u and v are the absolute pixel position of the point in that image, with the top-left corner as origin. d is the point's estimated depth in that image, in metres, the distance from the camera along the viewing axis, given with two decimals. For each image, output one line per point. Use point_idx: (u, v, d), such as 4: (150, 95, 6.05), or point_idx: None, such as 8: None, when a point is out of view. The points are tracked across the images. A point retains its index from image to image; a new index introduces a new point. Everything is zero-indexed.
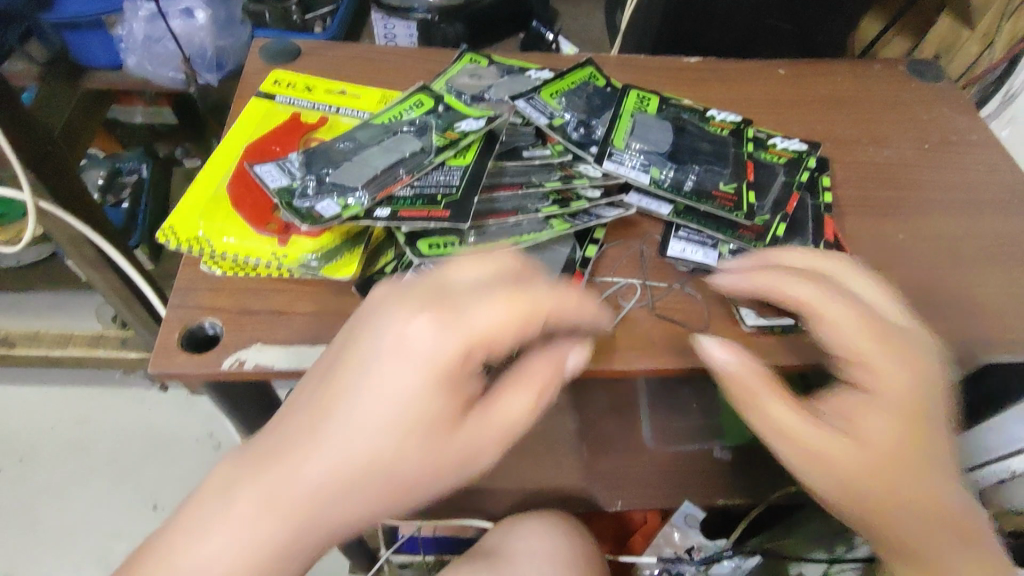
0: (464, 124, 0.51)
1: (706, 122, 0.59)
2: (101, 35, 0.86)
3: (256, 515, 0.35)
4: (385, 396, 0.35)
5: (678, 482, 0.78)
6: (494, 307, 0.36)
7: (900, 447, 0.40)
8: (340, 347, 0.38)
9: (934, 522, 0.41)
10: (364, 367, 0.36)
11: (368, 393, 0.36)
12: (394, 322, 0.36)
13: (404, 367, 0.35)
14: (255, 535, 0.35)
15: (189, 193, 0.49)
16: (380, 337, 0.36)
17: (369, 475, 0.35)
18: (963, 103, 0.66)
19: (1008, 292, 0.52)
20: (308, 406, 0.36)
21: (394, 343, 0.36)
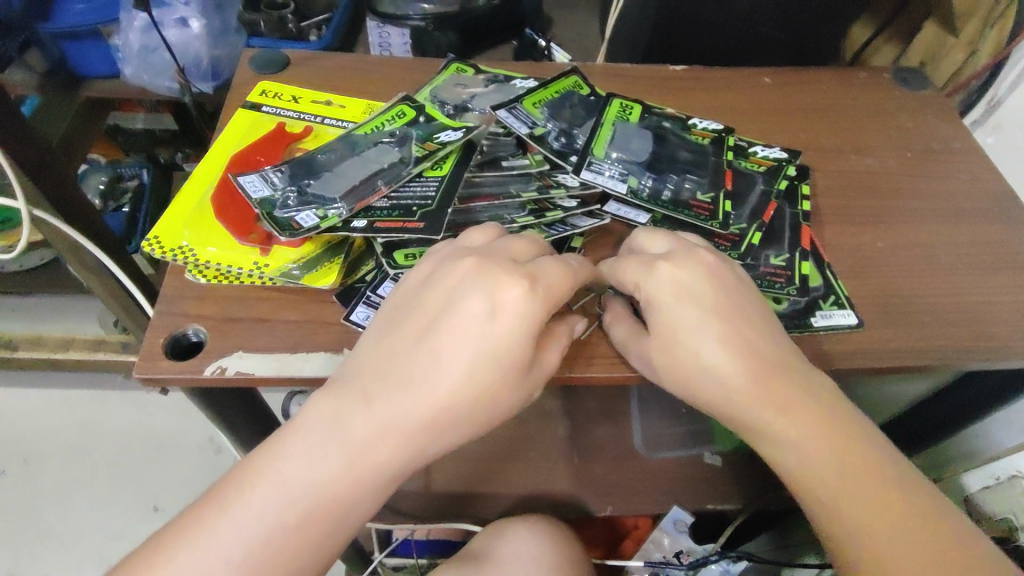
0: (443, 135, 0.52)
1: (688, 131, 0.59)
2: (99, 45, 0.90)
3: (354, 447, 0.38)
4: (476, 340, 0.39)
5: (667, 487, 0.78)
6: (554, 271, 0.41)
7: (704, 340, 0.41)
8: (413, 297, 0.42)
9: (762, 407, 0.41)
10: (455, 329, 0.39)
11: (455, 352, 0.39)
12: (476, 278, 0.40)
13: (498, 324, 0.39)
14: (355, 464, 0.38)
15: (175, 202, 0.50)
16: (464, 298, 0.40)
17: (451, 415, 0.39)
18: (947, 111, 0.67)
19: (987, 300, 0.52)
20: (396, 353, 0.40)
21: (482, 295, 0.39)
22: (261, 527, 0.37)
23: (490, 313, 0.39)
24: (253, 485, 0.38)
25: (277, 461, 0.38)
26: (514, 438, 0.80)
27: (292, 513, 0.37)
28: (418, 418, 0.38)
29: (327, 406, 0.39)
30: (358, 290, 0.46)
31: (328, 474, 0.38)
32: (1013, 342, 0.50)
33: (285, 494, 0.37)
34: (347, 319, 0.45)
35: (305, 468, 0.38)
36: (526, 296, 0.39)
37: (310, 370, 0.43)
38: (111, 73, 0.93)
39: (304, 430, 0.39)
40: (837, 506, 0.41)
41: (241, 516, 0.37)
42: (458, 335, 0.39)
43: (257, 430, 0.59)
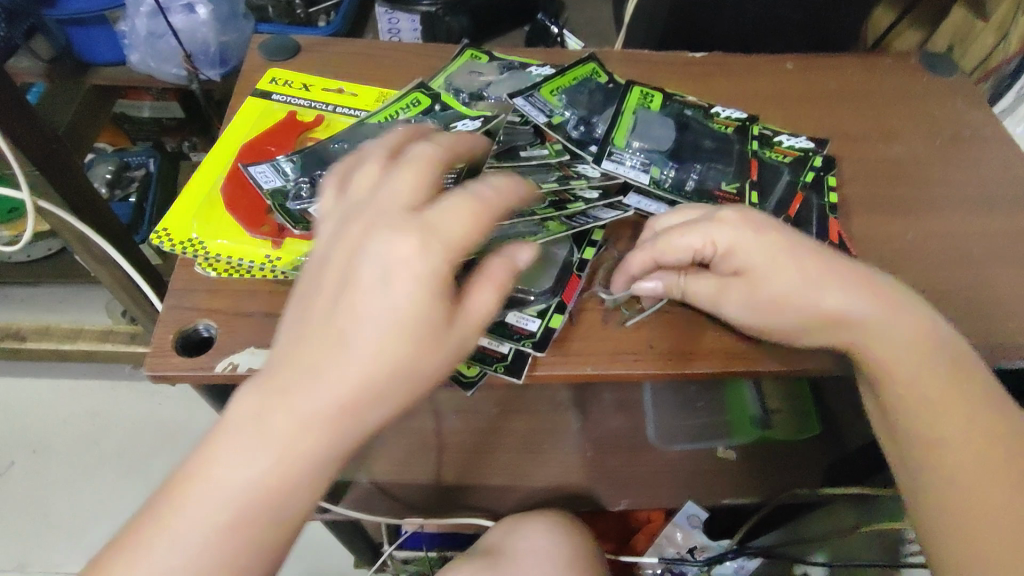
0: (460, 124, 0.50)
1: (711, 119, 0.57)
2: (106, 31, 0.88)
3: (270, 457, 0.30)
4: (377, 314, 0.30)
5: (683, 482, 0.77)
6: (452, 206, 0.32)
7: (803, 268, 0.42)
8: (319, 265, 0.33)
9: (877, 328, 0.41)
10: (343, 304, 0.31)
11: (352, 332, 0.30)
12: (388, 243, 0.31)
13: (397, 288, 0.30)
14: (272, 474, 0.30)
15: (183, 193, 0.48)
16: (350, 270, 0.31)
17: (377, 400, 0.31)
18: (977, 97, 0.65)
19: (1021, 292, 0.51)
20: (302, 330, 0.31)
21: (378, 260, 0.31)
22: (164, 567, 0.29)
23: (386, 278, 0.30)
24: (152, 521, 0.30)
25: (173, 507, 0.30)
26: (528, 431, 0.79)
27: (207, 541, 0.29)
28: (331, 419, 0.30)
29: (239, 407, 0.30)
30: None
31: (239, 492, 0.30)
32: None
33: (189, 532, 0.29)
34: None
35: (218, 486, 0.30)
36: (418, 249, 0.31)
37: None
38: (117, 60, 0.91)
39: (209, 440, 0.30)
40: (933, 418, 0.41)
41: (140, 559, 0.29)
42: (366, 298, 0.30)
43: None
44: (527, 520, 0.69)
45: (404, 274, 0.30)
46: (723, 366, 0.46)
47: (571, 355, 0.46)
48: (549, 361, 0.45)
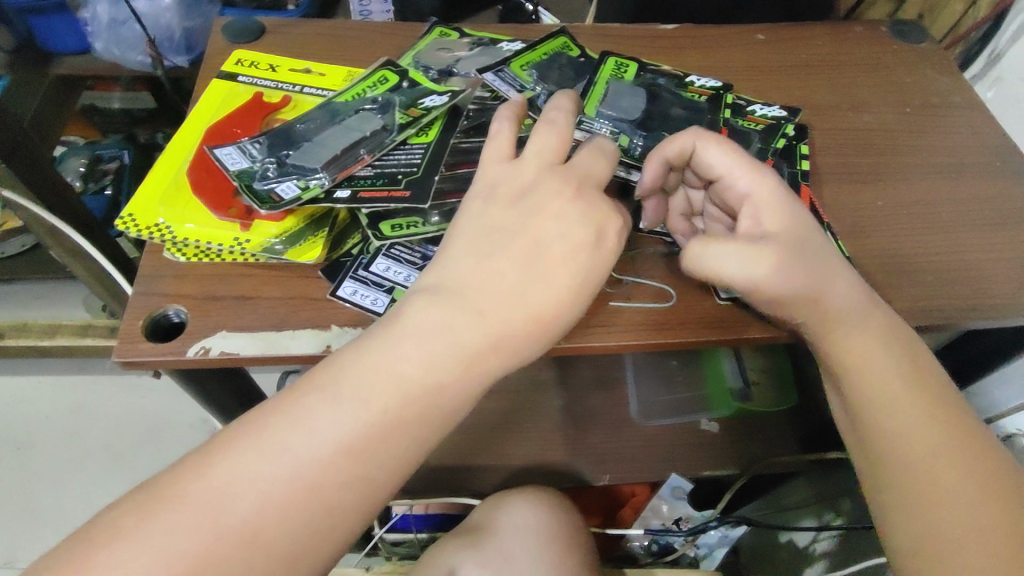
0: (428, 100, 0.50)
1: (684, 88, 0.58)
2: (68, 19, 0.86)
3: (477, 353, 0.37)
4: (576, 266, 0.40)
5: (666, 455, 0.77)
6: (595, 161, 0.43)
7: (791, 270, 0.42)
8: (499, 210, 0.41)
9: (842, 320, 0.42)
10: (541, 252, 0.40)
11: (548, 275, 0.39)
12: (576, 203, 0.41)
13: (593, 251, 0.40)
14: (465, 371, 0.37)
15: (148, 179, 0.48)
16: (557, 228, 0.40)
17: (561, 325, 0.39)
18: (946, 64, 0.65)
19: (986, 255, 0.51)
20: (483, 259, 0.40)
21: (589, 224, 0.40)
22: (353, 426, 0.35)
23: (594, 242, 0.40)
24: (355, 389, 0.36)
25: (368, 372, 0.36)
26: (511, 410, 0.79)
27: (409, 412, 0.36)
28: (521, 337, 0.38)
29: (434, 313, 0.38)
30: (346, 265, 0.45)
31: (435, 379, 0.37)
32: (1013, 300, 0.49)
33: (382, 403, 0.36)
34: (334, 294, 0.43)
35: (418, 371, 0.36)
36: (591, 202, 0.41)
37: (298, 348, 0.41)
38: (82, 49, 0.89)
39: (411, 333, 0.37)
40: (892, 405, 0.42)
41: (331, 415, 0.35)
42: (547, 237, 0.40)
43: (245, 409, 0.57)
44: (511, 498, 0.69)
45: (588, 219, 0.41)
46: (696, 337, 0.46)
47: None
48: None
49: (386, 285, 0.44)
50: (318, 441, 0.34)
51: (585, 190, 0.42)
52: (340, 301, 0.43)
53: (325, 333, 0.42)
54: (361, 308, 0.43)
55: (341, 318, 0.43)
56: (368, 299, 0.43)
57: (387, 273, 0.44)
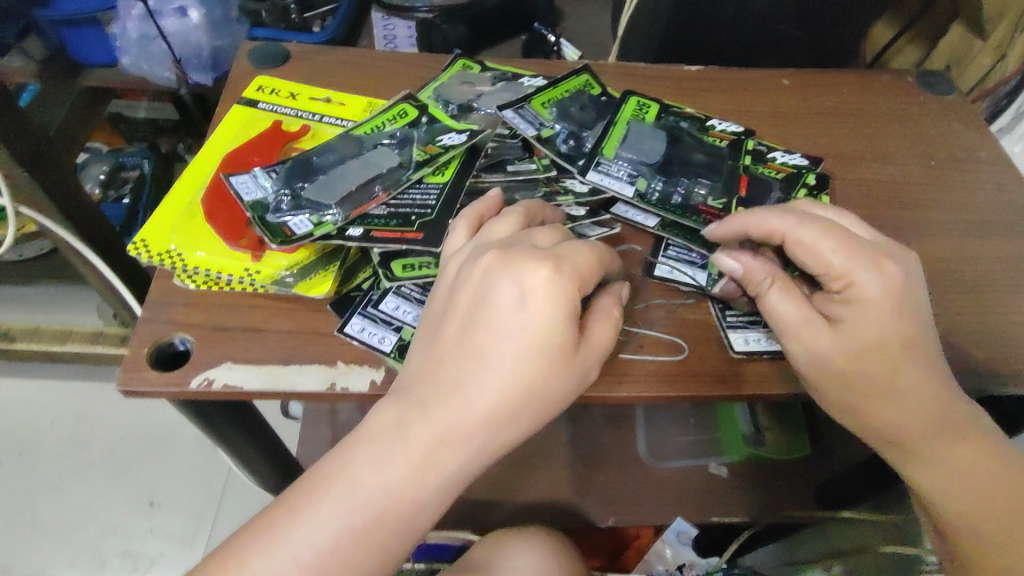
0: (446, 138, 0.49)
1: (706, 132, 0.57)
2: (99, 33, 0.88)
3: (451, 453, 0.36)
4: (514, 332, 0.36)
5: (672, 499, 0.75)
6: (541, 234, 0.41)
7: (845, 377, 0.41)
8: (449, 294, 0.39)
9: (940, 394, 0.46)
10: (482, 328, 0.37)
11: (492, 348, 0.36)
12: (504, 263, 0.38)
13: (530, 310, 0.36)
14: (419, 469, 0.35)
15: (163, 204, 0.47)
16: (498, 294, 0.37)
17: (539, 413, 0.37)
18: (973, 117, 0.64)
19: (1012, 319, 0.50)
20: (441, 359, 0.38)
21: (513, 283, 0.37)
22: (326, 543, 0.34)
23: (523, 299, 0.36)
24: (325, 506, 0.35)
25: (327, 482, 0.36)
26: (516, 444, 0.78)
27: (359, 522, 0.35)
28: (498, 431, 0.36)
29: (382, 416, 0.37)
30: (355, 300, 0.44)
31: (384, 481, 0.35)
32: None
33: (353, 523, 0.35)
34: (341, 330, 0.43)
35: (367, 478, 0.35)
36: (514, 258, 0.38)
37: (303, 385, 0.41)
38: (111, 62, 0.90)
39: (369, 454, 0.36)
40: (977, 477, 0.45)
41: (307, 534, 0.34)
42: (506, 321, 0.36)
43: (248, 435, 0.56)
44: (511, 538, 0.68)
45: (545, 298, 0.37)
46: (709, 390, 0.45)
47: None
48: None
49: (395, 324, 0.43)
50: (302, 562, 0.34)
51: (513, 250, 0.38)
52: (346, 338, 0.43)
53: (330, 369, 0.42)
54: (368, 346, 0.42)
55: (348, 356, 0.42)
56: (375, 337, 0.42)
57: (396, 312, 0.43)
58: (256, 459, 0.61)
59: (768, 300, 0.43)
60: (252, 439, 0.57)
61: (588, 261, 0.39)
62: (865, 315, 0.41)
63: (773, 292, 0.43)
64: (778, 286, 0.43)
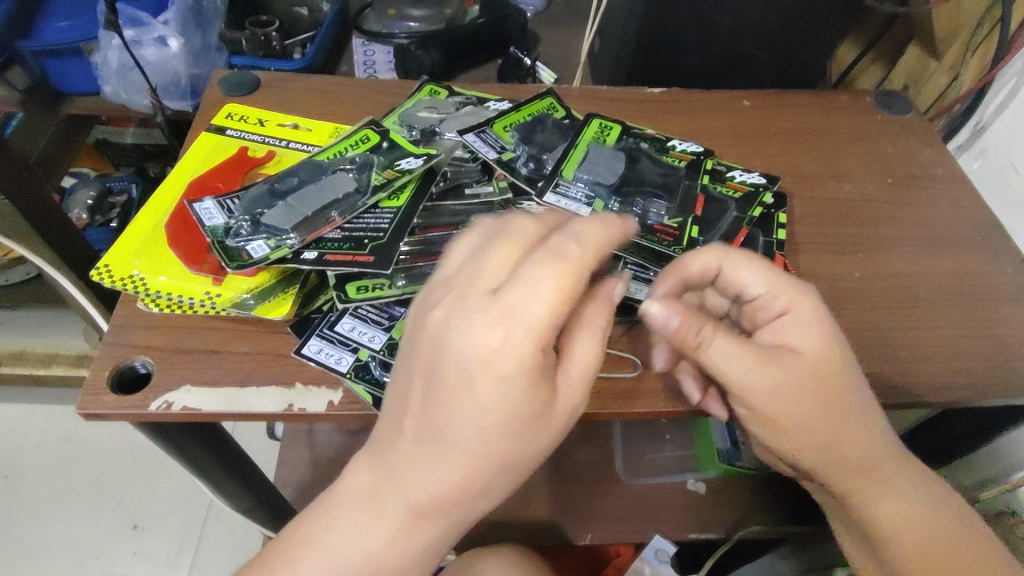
0: (405, 162, 0.51)
1: (665, 153, 0.59)
2: (82, 62, 0.88)
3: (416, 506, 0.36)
4: (484, 409, 0.33)
5: (650, 516, 0.75)
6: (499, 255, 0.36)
7: (800, 405, 0.42)
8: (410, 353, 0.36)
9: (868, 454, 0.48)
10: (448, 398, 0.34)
11: (460, 423, 0.34)
12: (454, 317, 0.34)
13: (497, 385, 0.33)
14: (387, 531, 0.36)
15: (128, 230, 0.48)
16: (460, 359, 0.33)
17: (502, 469, 0.35)
18: (929, 136, 0.66)
19: (963, 333, 0.51)
20: (404, 423, 0.36)
21: (471, 353, 0.33)
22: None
23: (490, 371, 0.33)
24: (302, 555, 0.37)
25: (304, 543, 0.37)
26: None
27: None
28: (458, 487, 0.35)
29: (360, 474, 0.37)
30: (314, 322, 0.45)
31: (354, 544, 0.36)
32: (991, 379, 0.48)
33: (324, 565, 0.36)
34: (298, 351, 0.43)
35: (336, 540, 0.37)
36: (463, 316, 0.33)
37: (260, 406, 0.41)
38: (92, 89, 0.91)
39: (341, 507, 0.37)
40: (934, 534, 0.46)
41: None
42: (466, 387, 0.33)
43: (217, 459, 0.57)
44: (485, 556, 0.68)
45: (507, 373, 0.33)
46: (660, 407, 0.46)
47: None
48: None
49: (351, 345, 0.44)
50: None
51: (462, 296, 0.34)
52: (304, 359, 0.43)
53: (288, 391, 0.42)
54: (324, 367, 0.43)
55: (306, 377, 0.43)
56: (332, 358, 0.43)
57: (352, 333, 0.45)
58: (227, 482, 0.61)
59: (713, 346, 0.41)
60: (222, 461, 0.57)
61: (560, 312, 0.33)
62: (813, 347, 0.42)
63: (718, 339, 0.41)
64: (717, 329, 0.41)
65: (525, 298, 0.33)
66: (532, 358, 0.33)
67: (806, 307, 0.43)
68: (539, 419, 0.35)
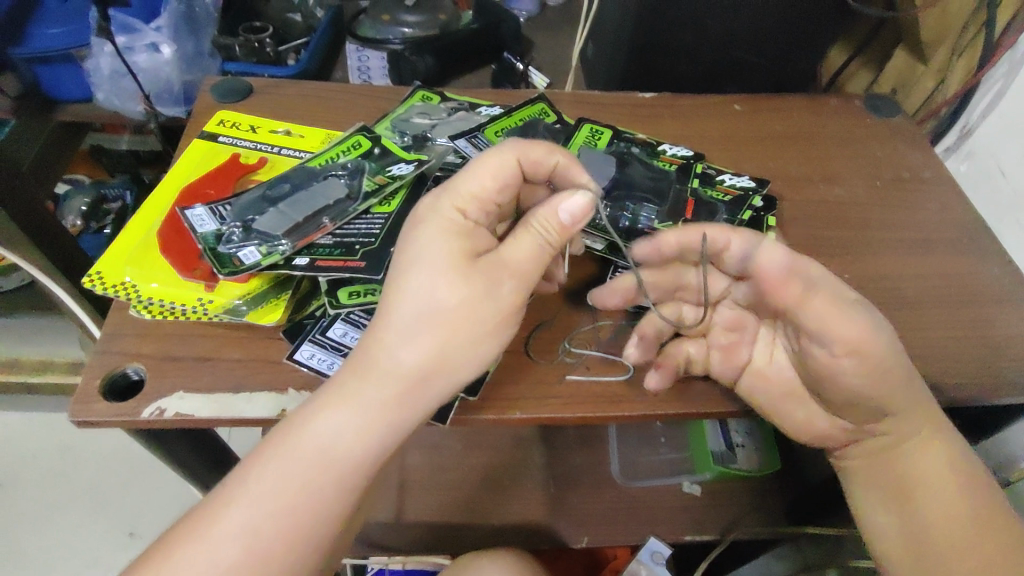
0: (396, 168, 0.52)
1: (655, 157, 0.59)
2: (72, 68, 0.87)
3: (369, 366, 0.39)
4: (428, 263, 0.39)
5: (645, 519, 0.75)
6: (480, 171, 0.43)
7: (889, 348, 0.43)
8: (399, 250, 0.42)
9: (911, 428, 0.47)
10: (406, 258, 0.40)
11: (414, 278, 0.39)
12: (432, 207, 0.42)
13: (439, 245, 0.40)
14: (357, 418, 0.38)
15: (120, 237, 0.49)
16: (425, 231, 0.41)
17: (451, 326, 0.39)
18: (918, 138, 0.66)
19: (950, 334, 0.51)
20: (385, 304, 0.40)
21: (434, 222, 0.41)
22: (278, 484, 0.38)
23: (442, 233, 0.41)
24: (278, 448, 0.38)
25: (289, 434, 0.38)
26: (489, 467, 0.78)
27: (296, 470, 0.38)
28: (411, 347, 0.39)
29: (343, 370, 0.40)
30: (306, 327, 0.45)
31: (328, 438, 0.38)
32: (978, 379, 0.49)
33: (302, 459, 0.38)
34: (291, 357, 0.44)
35: (319, 436, 0.38)
36: (438, 203, 0.42)
37: (251, 412, 0.42)
38: (84, 97, 0.92)
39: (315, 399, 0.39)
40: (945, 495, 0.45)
41: (265, 475, 0.38)
42: (422, 252, 0.40)
43: (211, 465, 0.57)
44: (481, 560, 0.68)
45: (438, 221, 0.41)
46: (652, 411, 0.46)
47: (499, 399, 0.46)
48: (477, 405, 0.45)
49: (343, 350, 0.44)
50: (274, 500, 0.37)
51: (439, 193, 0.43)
52: (296, 364, 0.44)
53: (280, 397, 0.42)
54: (317, 372, 0.43)
55: (297, 383, 0.43)
56: (324, 364, 0.44)
57: (345, 339, 0.45)
58: (220, 488, 0.61)
59: (814, 305, 0.43)
60: (215, 467, 0.57)
61: (484, 175, 0.42)
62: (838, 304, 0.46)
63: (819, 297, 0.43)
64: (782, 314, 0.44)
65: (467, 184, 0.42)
66: (455, 212, 0.41)
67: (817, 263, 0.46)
68: (472, 269, 0.40)
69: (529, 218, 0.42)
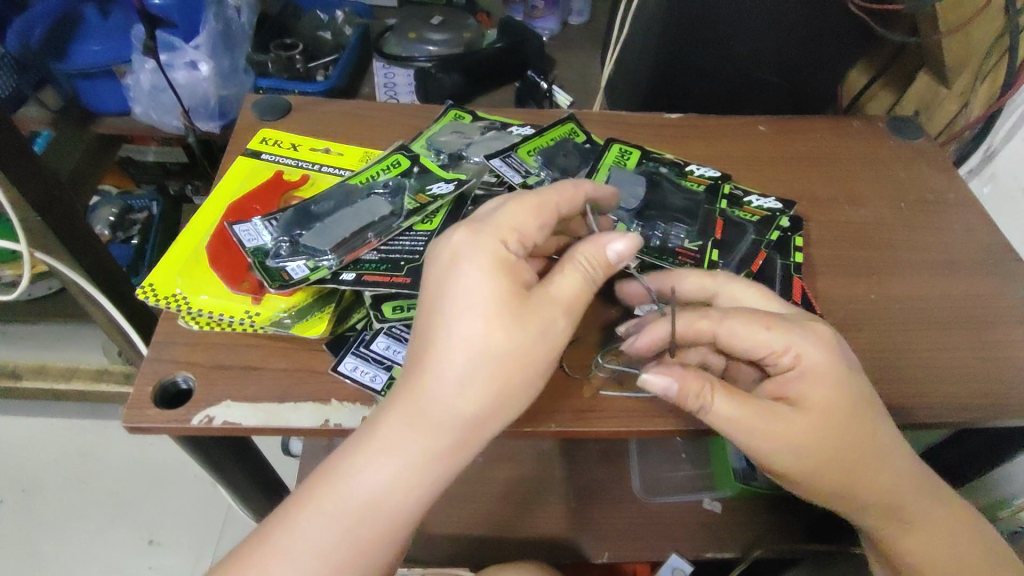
0: (435, 187, 0.54)
1: (684, 177, 0.61)
2: (111, 83, 0.91)
3: (419, 413, 0.38)
4: (474, 305, 0.39)
5: (667, 534, 0.75)
6: (522, 210, 0.42)
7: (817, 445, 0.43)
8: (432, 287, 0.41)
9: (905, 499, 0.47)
10: (448, 303, 0.39)
11: (456, 327, 0.39)
12: (470, 243, 0.41)
13: (481, 288, 0.39)
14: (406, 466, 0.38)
15: (170, 251, 0.51)
16: (466, 270, 0.40)
17: (504, 371, 0.38)
18: (942, 161, 0.67)
19: (977, 356, 0.52)
20: (427, 354, 0.39)
21: (475, 260, 0.40)
22: (323, 539, 0.37)
23: (484, 272, 0.39)
24: (323, 498, 0.38)
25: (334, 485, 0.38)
26: (511, 479, 0.78)
27: (346, 521, 0.38)
28: (462, 393, 0.38)
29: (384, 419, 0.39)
30: (349, 339, 0.47)
31: (378, 486, 0.38)
32: (1007, 400, 0.49)
33: (347, 512, 0.38)
34: (335, 368, 0.45)
35: (367, 485, 0.38)
36: (476, 238, 0.41)
37: (297, 421, 0.43)
38: (121, 111, 0.95)
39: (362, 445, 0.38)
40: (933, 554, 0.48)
41: (312, 526, 0.38)
42: (465, 293, 0.39)
43: (245, 473, 0.58)
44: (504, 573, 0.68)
45: (480, 258, 0.40)
46: (685, 425, 0.47)
47: (536, 413, 0.47)
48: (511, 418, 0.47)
49: (386, 362, 0.46)
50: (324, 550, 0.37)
51: (476, 229, 0.41)
52: (339, 376, 0.45)
53: (324, 407, 0.44)
54: (360, 384, 0.45)
55: (340, 394, 0.44)
56: (367, 376, 0.45)
57: (387, 351, 0.46)
58: (252, 495, 0.62)
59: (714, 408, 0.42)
60: (249, 476, 0.59)
61: (524, 212, 0.42)
62: (819, 382, 0.43)
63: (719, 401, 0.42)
64: (717, 388, 0.42)
65: (505, 221, 0.42)
66: (499, 247, 0.41)
67: (814, 351, 0.43)
68: (524, 309, 0.39)
69: (573, 256, 0.43)
